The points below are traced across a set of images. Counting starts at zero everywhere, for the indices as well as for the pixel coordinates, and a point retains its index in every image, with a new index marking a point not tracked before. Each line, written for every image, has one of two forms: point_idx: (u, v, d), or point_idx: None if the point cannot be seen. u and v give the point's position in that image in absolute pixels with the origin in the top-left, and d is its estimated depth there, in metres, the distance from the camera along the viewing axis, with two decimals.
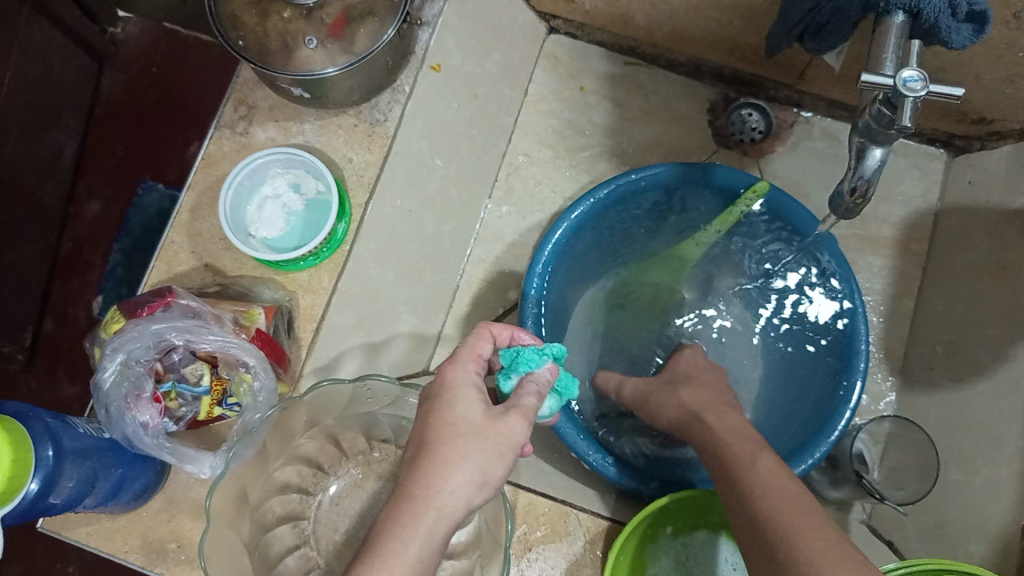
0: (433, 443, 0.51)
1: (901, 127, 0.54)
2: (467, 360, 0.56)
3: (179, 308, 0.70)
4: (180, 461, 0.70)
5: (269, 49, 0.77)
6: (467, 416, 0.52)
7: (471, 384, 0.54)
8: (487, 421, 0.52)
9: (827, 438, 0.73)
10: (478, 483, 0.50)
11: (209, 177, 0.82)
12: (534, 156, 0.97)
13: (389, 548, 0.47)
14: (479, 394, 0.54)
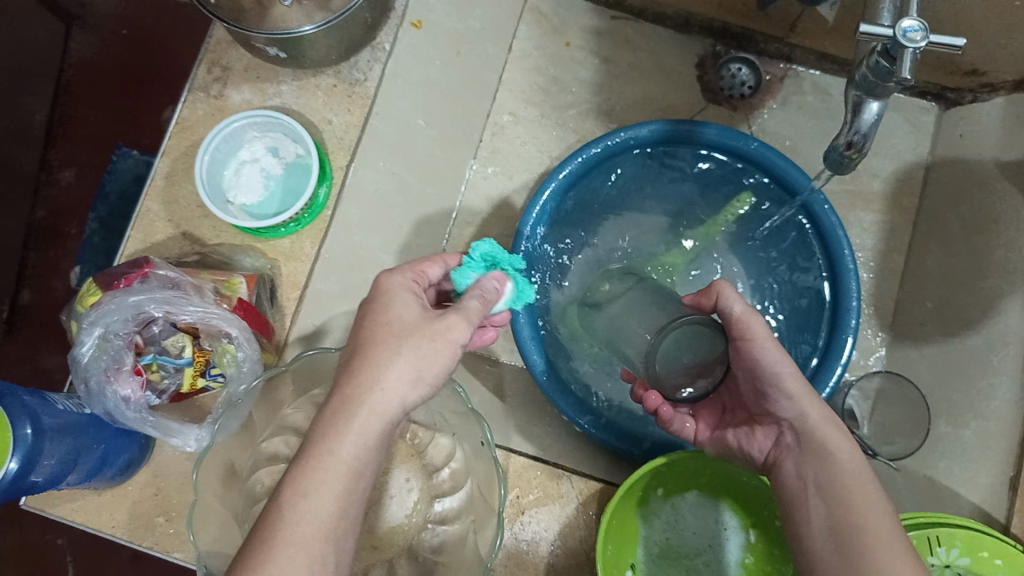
0: (368, 342, 0.50)
1: (900, 79, 0.52)
2: (410, 262, 0.57)
3: (157, 278, 0.68)
4: (164, 435, 0.69)
5: (245, 8, 0.75)
6: (401, 317, 0.51)
7: (407, 288, 0.53)
8: (422, 321, 0.50)
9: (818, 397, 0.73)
10: (416, 382, 0.49)
11: (183, 143, 0.80)
12: (520, 115, 0.90)
13: (325, 449, 0.47)
14: (414, 298, 0.53)
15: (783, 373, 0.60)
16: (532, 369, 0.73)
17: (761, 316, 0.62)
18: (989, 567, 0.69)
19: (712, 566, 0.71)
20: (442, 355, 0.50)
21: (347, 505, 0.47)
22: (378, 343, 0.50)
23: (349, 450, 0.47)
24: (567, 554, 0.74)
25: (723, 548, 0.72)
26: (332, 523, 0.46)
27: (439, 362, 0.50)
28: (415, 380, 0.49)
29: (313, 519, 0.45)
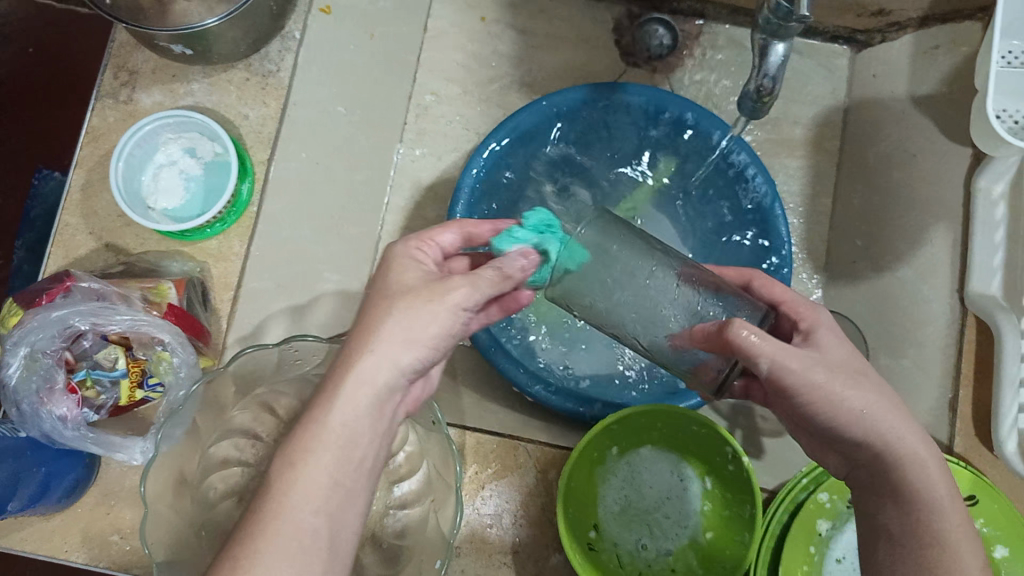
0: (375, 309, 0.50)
1: (799, 17, 0.53)
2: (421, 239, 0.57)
3: (81, 291, 0.66)
4: (108, 451, 0.67)
5: (142, 7, 0.73)
6: (401, 282, 0.52)
7: (411, 257, 0.54)
8: (420, 286, 0.51)
9: None
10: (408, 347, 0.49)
11: (96, 152, 0.77)
12: (442, 94, 0.88)
13: (313, 413, 0.47)
14: (418, 265, 0.54)
15: (877, 418, 0.51)
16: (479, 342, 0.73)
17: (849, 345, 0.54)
18: None
19: (673, 518, 0.73)
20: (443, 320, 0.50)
21: (341, 473, 0.47)
22: (379, 308, 0.50)
23: (341, 416, 0.47)
24: (533, 523, 0.75)
25: (682, 499, 0.73)
26: (325, 492, 0.46)
27: (433, 325, 0.49)
28: (407, 345, 0.49)
29: (309, 486, 0.46)
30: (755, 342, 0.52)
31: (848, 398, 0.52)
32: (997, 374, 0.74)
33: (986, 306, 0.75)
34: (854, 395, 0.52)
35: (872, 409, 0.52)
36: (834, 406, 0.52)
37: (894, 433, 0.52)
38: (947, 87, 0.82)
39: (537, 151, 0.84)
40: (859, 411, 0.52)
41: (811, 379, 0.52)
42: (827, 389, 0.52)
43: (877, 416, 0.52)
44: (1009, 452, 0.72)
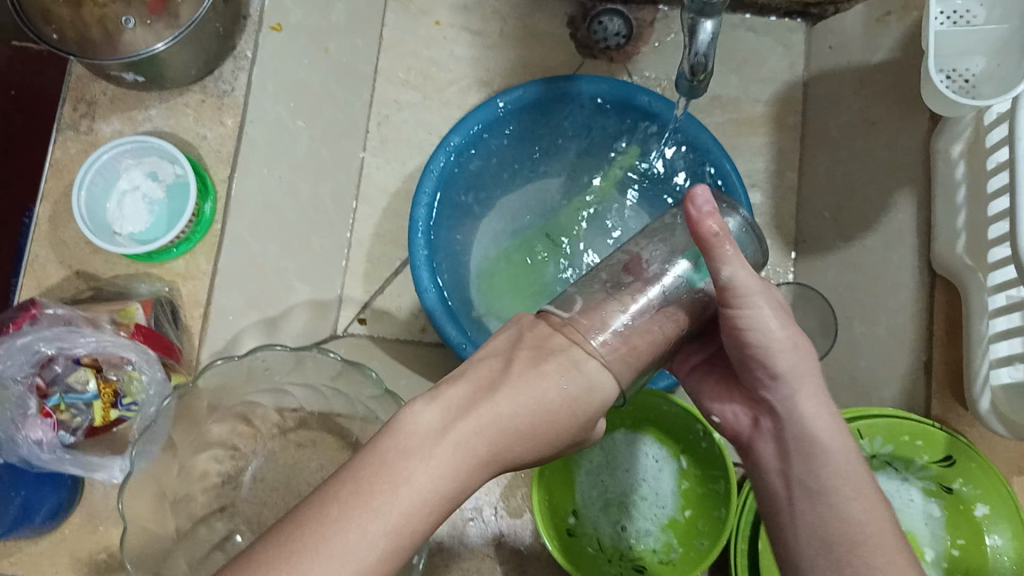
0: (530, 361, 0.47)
1: None
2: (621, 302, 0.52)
3: (47, 318, 0.68)
4: (87, 472, 0.69)
5: (92, 39, 0.74)
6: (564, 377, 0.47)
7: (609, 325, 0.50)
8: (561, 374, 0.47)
9: None
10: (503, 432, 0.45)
11: (62, 183, 0.79)
12: (405, 102, 0.92)
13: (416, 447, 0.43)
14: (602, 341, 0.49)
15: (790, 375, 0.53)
16: (452, 342, 0.75)
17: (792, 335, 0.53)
18: (913, 448, 0.70)
19: (650, 499, 0.73)
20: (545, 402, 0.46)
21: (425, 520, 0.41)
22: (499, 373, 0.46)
23: (436, 468, 0.42)
24: (515, 515, 0.75)
25: (659, 479, 0.74)
26: (378, 541, 0.40)
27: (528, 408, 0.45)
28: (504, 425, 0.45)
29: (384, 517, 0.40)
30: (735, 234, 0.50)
31: (758, 330, 0.52)
32: (968, 334, 0.72)
33: (952, 265, 0.73)
34: (767, 327, 0.52)
35: (784, 347, 0.53)
36: (754, 335, 0.52)
37: (807, 378, 0.53)
38: (899, 53, 0.82)
39: (496, 149, 0.85)
40: (786, 348, 0.52)
41: (776, 348, 0.52)
42: (741, 316, 0.52)
43: (797, 357, 0.53)
44: (983, 411, 0.70)
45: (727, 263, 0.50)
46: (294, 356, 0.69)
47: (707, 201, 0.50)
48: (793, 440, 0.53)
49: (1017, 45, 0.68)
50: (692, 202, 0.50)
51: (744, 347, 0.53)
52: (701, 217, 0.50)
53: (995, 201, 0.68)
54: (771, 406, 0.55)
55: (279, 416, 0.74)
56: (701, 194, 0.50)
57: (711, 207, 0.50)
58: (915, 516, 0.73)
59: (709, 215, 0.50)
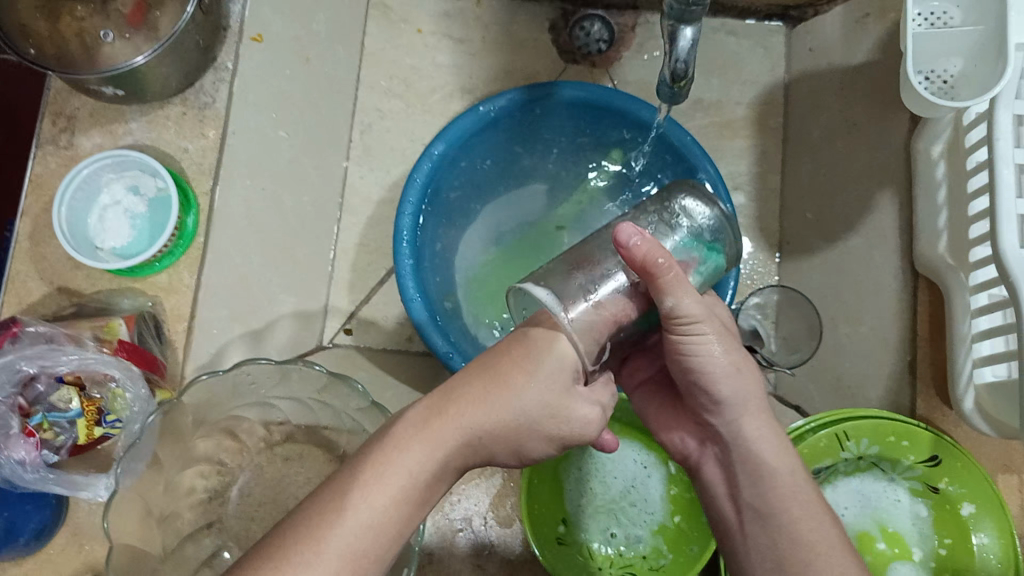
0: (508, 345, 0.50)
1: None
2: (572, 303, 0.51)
3: (29, 336, 0.68)
4: (72, 491, 0.68)
5: (69, 53, 0.74)
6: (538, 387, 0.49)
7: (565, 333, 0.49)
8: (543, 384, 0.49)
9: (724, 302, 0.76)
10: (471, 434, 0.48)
11: (42, 199, 0.79)
12: (387, 109, 0.91)
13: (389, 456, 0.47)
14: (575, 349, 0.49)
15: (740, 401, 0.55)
16: (438, 352, 0.75)
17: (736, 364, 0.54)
18: (899, 449, 0.70)
19: (639, 505, 0.73)
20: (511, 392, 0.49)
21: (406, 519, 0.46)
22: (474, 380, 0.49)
23: (417, 454, 0.47)
24: (503, 522, 0.75)
25: (648, 485, 0.74)
26: (369, 530, 0.44)
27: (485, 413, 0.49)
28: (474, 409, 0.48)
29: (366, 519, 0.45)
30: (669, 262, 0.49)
31: (699, 356, 0.53)
32: (950, 332, 0.72)
33: (934, 264, 0.73)
34: (708, 355, 0.53)
35: (736, 384, 0.54)
36: (697, 359, 0.54)
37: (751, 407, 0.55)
38: (878, 54, 0.82)
39: (480, 156, 0.85)
40: (728, 373, 0.54)
41: (720, 377, 0.54)
42: (686, 339, 0.53)
43: (742, 382, 0.54)
44: (968, 411, 0.70)
45: (667, 290, 0.50)
46: (279, 369, 0.69)
47: (636, 234, 0.49)
48: (741, 464, 0.55)
49: (993, 45, 0.69)
50: (622, 237, 0.49)
51: (686, 369, 0.55)
52: (633, 251, 0.49)
53: (976, 200, 0.69)
54: (717, 429, 0.57)
55: (264, 429, 0.74)
56: (626, 231, 0.49)
57: (641, 237, 0.49)
58: (901, 515, 0.73)
59: (638, 248, 0.49)
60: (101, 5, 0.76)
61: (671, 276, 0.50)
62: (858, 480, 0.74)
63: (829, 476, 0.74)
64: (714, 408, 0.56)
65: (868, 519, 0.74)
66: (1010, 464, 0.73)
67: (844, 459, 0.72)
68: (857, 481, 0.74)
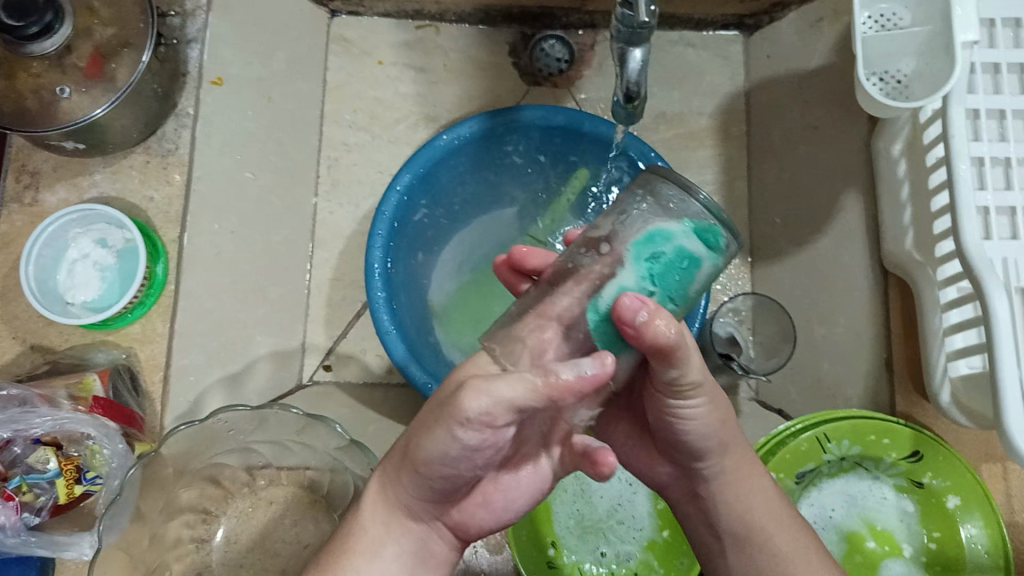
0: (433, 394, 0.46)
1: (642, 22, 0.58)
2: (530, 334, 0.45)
3: (1, 398, 0.67)
4: (55, 552, 0.68)
5: (30, 112, 0.73)
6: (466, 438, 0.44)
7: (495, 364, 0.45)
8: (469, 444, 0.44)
9: (697, 315, 0.77)
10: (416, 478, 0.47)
11: (10, 257, 0.78)
12: (353, 142, 0.92)
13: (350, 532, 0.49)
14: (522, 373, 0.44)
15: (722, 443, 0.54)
16: (417, 383, 0.75)
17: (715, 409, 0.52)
18: (880, 447, 0.71)
19: (627, 522, 0.74)
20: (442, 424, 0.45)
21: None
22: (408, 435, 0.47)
23: (381, 527, 0.49)
24: (494, 549, 0.75)
25: (634, 501, 0.75)
26: None
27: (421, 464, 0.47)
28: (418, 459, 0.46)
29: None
30: (681, 342, 0.45)
31: (690, 419, 0.52)
32: (923, 328, 0.73)
33: (902, 261, 0.74)
34: (698, 417, 0.51)
35: (711, 432, 0.53)
36: (686, 419, 0.52)
37: (731, 448, 0.54)
38: (833, 57, 0.83)
39: (447, 184, 0.86)
40: (710, 425, 0.52)
41: (704, 431, 0.52)
42: (683, 403, 0.51)
43: (724, 433, 0.53)
44: (945, 405, 0.70)
45: (675, 365, 0.47)
46: (256, 413, 0.70)
47: (642, 307, 0.43)
48: (723, 503, 0.56)
49: (941, 42, 0.70)
50: (628, 313, 0.42)
51: (672, 427, 0.53)
52: (641, 331, 0.43)
53: (937, 194, 0.69)
54: (694, 476, 0.56)
55: (247, 475, 0.73)
56: (632, 301, 0.43)
57: (648, 313, 0.42)
58: (889, 513, 0.74)
59: (654, 321, 0.42)
60: (56, 59, 0.73)
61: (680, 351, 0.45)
62: (842, 481, 0.75)
63: (814, 478, 0.74)
64: (693, 456, 0.54)
65: (855, 518, 0.74)
66: (992, 453, 0.73)
67: (827, 461, 0.73)
68: (842, 481, 0.75)
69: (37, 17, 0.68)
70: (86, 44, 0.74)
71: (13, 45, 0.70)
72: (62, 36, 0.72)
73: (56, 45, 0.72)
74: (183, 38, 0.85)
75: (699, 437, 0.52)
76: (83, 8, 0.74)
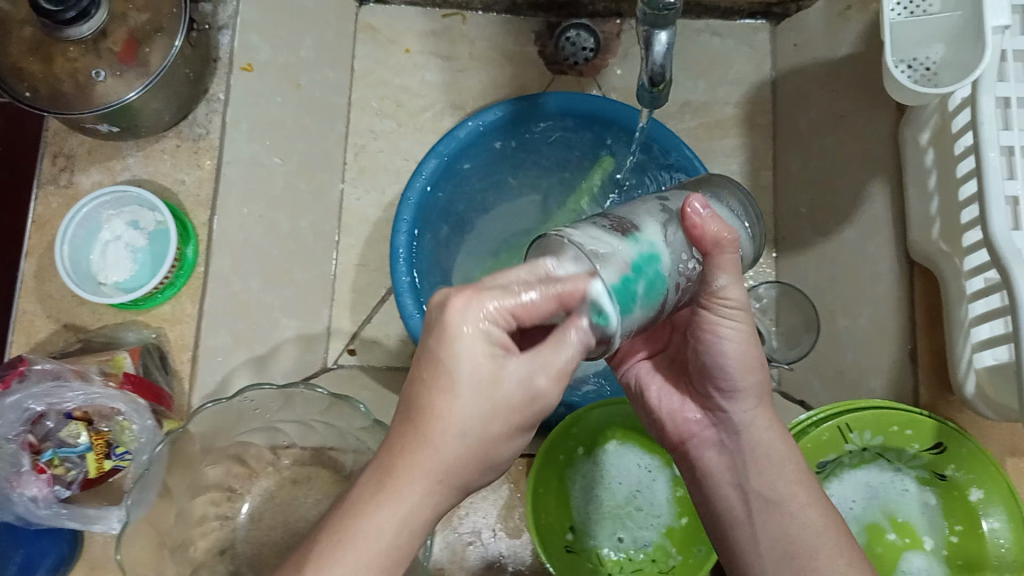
0: (430, 355, 0.43)
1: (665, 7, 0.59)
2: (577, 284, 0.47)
3: (36, 373, 0.68)
4: (85, 524, 0.70)
5: (63, 92, 0.75)
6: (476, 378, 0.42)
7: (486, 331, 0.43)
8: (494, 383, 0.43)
9: None
10: (436, 472, 0.43)
11: (45, 239, 0.80)
12: (379, 129, 0.98)
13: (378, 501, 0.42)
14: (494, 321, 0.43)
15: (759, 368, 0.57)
16: None
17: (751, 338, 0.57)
18: (903, 438, 0.70)
19: (645, 509, 0.75)
20: (480, 377, 0.43)
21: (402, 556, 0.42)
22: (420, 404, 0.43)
23: (419, 494, 0.43)
24: (513, 533, 0.76)
25: (653, 488, 0.76)
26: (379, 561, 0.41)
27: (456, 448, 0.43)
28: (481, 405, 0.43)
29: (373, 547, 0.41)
30: (734, 246, 0.52)
31: (729, 339, 0.56)
32: (948, 319, 0.72)
33: (929, 252, 0.73)
34: (735, 339, 0.56)
35: (746, 362, 0.57)
36: (722, 339, 0.56)
37: (760, 393, 0.58)
38: (863, 45, 0.82)
39: (470, 171, 0.86)
40: (747, 365, 0.57)
41: (735, 358, 0.56)
42: (722, 316, 0.55)
43: (744, 357, 0.56)
44: (970, 395, 0.69)
45: (723, 271, 0.53)
46: (280, 392, 0.72)
47: (705, 208, 0.52)
48: (749, 453, 0.57)
49: (972, 35, 0.69)
50: (695, 207, 0.52)
51: (708, 349, 0.57)
52: (702, 222, 0.51)
53: (965, 184, 0.69)
54: (725, 419, 0.59)
55: (272, 453, 0.75)
56: (698, 203, 0.52)
57: (710, 211, 0.52)
58: (910, 506, 0.73)
59: (709, 219, 0.51)
60: (91, 44, 0.74)
61: (730, 259, 0.52)
62: (864, 472, 0.74)
63: (835, 469, 0.74)
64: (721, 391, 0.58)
65: (875, 511, 0.74)
66: (1019, 449, 0.72)
67: (848, 451, 0.72)
68: (863, 473, 0.74)
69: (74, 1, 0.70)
70: (121, 28, 0.75)
71: (51, 28, 0.72)
72: (98, 20, 0.73)
73: (93, 29, 0.73)
74: (214, 24, 0.84)
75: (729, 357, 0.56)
76: None
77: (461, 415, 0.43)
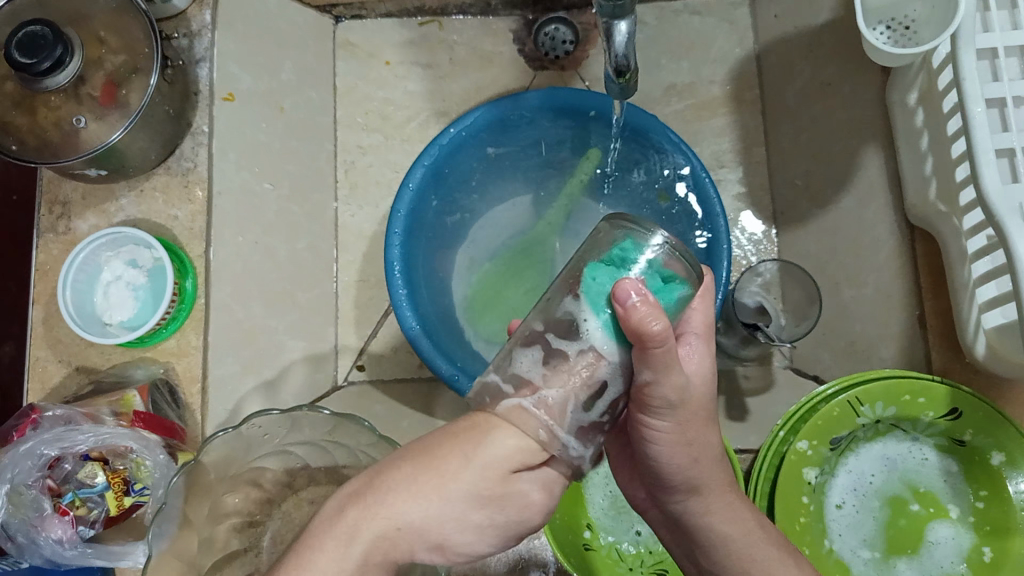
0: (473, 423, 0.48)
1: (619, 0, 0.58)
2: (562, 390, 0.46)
3: (48, 420, 0.71)
4: (113, 561, 0.71)
5: (50, 141, 0.76)
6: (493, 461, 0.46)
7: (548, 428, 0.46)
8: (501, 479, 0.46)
9: (719, 288, 0.76)
10: (396, 524, 0.46)
11: (49, 287, 0.81)
12: (368, 145, 0.99)
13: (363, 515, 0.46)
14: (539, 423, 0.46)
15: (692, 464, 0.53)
16: (444, 374, 0.76)
17: (686, 438, 0.52)
18: (916, 407, 0.69)
19: None
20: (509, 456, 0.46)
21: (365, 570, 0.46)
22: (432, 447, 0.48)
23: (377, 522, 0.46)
24: (531, 535, 0.77)
25: None
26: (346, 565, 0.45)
27: (431, 509, 0.45)
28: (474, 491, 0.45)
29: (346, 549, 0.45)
30: (664, 342, 0.44)
31: (660, 442, 0.51)
32: (953, 280, 0.70)
33: (928, 214, 0.72)
34: (665, 444, 0.51)
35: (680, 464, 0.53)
36: (655, 435, 0.51)
37: (698, 486, 0.55)
38: (843, 10, 0.80)
39: (458, 177, 0.87)
40: (682, 463, 0.53)
41: (668, 458, 0.52)
42: (654, 423, 0.50)
43: (679, 459, 0.53)
44: (981, 356, 0.68)
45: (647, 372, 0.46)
46: (285, 416, 0.72)
47: (636, 292, 0.43)
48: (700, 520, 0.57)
49: None
50: (623, 295, 0.44)
51: (645, 445, 0.53)
52: (627, 312, 0.43)
53: (956, 142, 0.67)
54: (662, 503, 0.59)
55: (287, 476, 0.76)
56: (628, 287, 0.44)
57: (641, 297, 0.43)
58: (931, 475, 0.72)
59: (638, 306, 0.43)
60: (72, 90, 0.76)
61: (663, 354, 0.44)
62: (880, 445, 0.73)
63: (850, 445, 0.73)
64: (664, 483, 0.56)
65: (897, 483, 0.73)
66: None
67: (862, 424, 0.71)
68: (880, 446, 0.73)
69: (48, 52, 0.71)
70: (98, 73, 0.77)
71: (29, 81, 0.72)
72: (73, 68, 0.74)
73: (71, 76, 0.74)
74: (191, 59, 0.83)
75: (661, 455, 0.53)
76: (92, 39, 0.77)
77: (453, 482, 0.45)
